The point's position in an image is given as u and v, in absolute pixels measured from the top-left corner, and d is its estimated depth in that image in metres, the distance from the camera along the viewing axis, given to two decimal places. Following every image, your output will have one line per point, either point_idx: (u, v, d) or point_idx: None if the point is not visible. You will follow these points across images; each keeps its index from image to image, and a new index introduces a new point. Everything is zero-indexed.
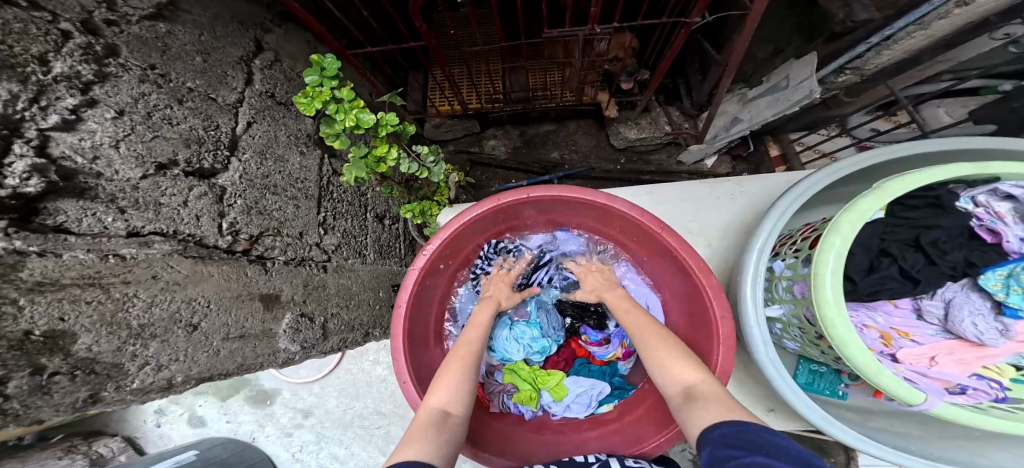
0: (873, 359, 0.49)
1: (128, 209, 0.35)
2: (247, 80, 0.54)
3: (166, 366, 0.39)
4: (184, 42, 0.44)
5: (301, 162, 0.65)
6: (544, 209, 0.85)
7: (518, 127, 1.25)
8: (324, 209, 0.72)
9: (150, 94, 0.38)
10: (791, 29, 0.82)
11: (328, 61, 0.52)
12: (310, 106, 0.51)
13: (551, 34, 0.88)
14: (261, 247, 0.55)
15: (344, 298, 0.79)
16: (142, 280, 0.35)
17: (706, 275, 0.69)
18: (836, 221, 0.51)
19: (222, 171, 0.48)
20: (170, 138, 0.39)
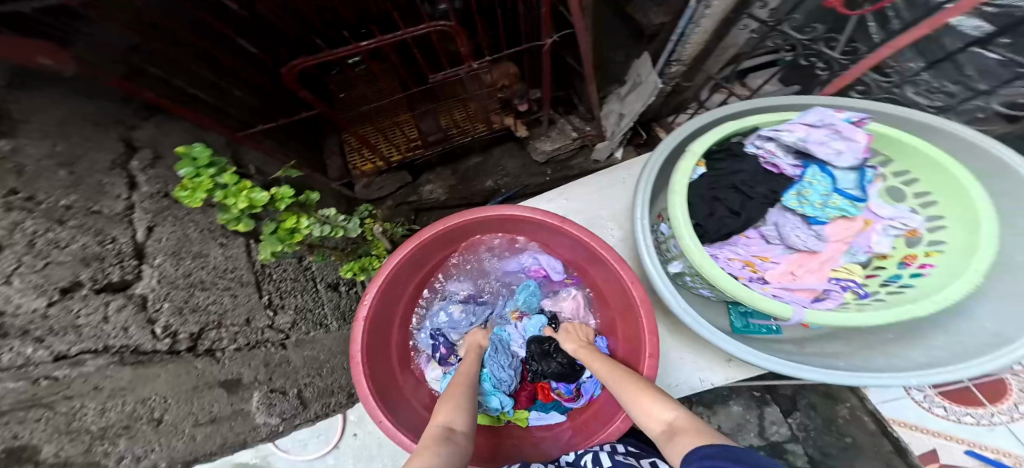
0: (737, 285, 0.60)
1: (46, 337, 0.33)
2: (131, 184, 0.46)
3: (144, 456, 0.46)
4: (43, 156, 0.35)
5: (224, 253, 0.61)
6: (468, 233, 0.93)
7: (450, 166, 1.30)
8: (267, 292, 0.71)
9: (25, 220, 0.31)
10: (631, 35, 1.03)
11: (197, 148, 0.44)
12: (193, 198, 0.42)
13: (437, 79, 0.95)
14: (205, 342, 0.57)
15: (313, 367, 0.86)
16: (84, 391, 0.37)
17: (608, 250, 0.82)
18: (675, 181, 0.65)
19: (137, 281, 0.44)
20: (65, 261, 0.35)
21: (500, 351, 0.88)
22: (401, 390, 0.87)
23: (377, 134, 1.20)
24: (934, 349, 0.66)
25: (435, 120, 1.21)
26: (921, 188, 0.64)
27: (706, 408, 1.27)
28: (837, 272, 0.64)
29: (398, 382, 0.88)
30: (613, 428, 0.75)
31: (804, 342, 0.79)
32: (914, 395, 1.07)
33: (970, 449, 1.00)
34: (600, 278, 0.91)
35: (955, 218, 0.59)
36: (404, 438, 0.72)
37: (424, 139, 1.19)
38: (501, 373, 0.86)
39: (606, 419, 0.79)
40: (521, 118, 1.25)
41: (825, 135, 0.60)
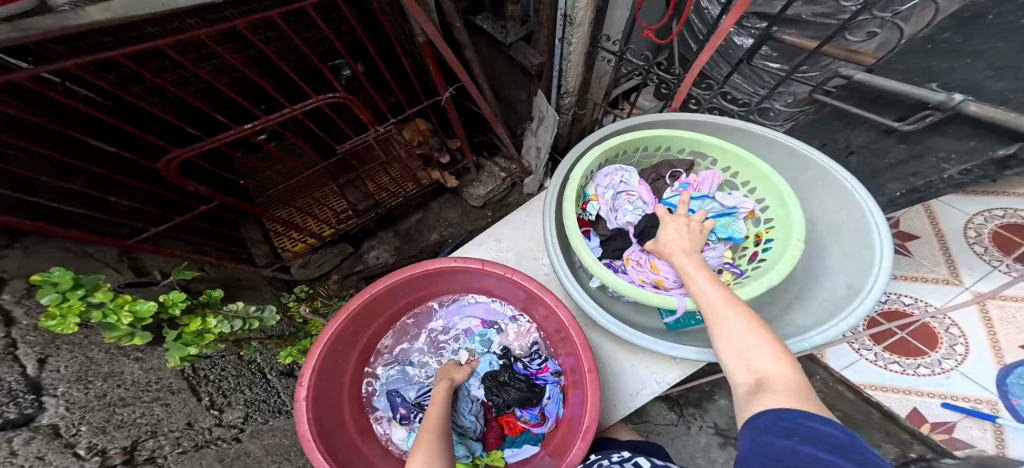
0: (631, 286, 0.66)
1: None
2: (6, 321, 0.50)
3: None
4: None
5: (142, 366, 0.66)
6: (402, 294, 0.90)
7: (390, 229, 1.40)
8: (204, 394, 0.76)
9: None
10: (521, 77, 1.15)
11: (56, 274, 0.50)
12: (64, 322, 0.47)
13: (347, 146, 1.05)
14: (141, 453, 0.58)
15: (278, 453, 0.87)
16: None
17: (529, 279, 0.81)
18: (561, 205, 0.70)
19: (37, 411, 0.48)
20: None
21: (461, 398, 0.85)
22: (365, 460, 0.80)
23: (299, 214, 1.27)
24: (815, 312, 0.69)
25: (364, 188, 1.31)
26: (743, 178, 0.80)
27: (696, 408, 1.26)
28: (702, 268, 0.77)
29: (361, 455, 0.81)
30: (577, 449, 0.68)
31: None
32: (869, 355, 1.05)
33: (944, 401, 0.96)
34: (532, 307, 0.88)
35: (772, 197, 0.76)
36: None
37: (355, 207, 1.27)
38: (465, 419, 0.83)
39: (570, 438, 0.75)
40: (447, 170, 1.34)
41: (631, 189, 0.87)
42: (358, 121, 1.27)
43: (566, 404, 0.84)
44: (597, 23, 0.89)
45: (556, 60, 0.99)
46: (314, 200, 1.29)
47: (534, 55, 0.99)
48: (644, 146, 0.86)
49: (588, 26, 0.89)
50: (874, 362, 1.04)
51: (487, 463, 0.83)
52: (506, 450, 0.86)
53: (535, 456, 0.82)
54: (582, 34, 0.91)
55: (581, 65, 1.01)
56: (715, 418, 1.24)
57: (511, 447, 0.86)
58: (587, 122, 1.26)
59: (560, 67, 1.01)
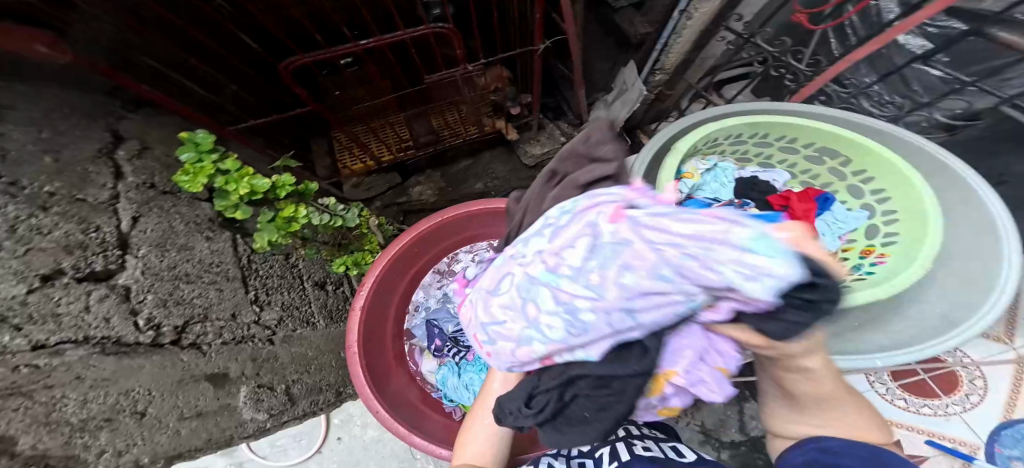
0: None
1: (24, 326, 0.41)
2: (116, 174, 0.57)
3: (126, 451, 0.54)
4: (26, 141, 0.44)
5: (210, 246, 0.76)
6: (460, 228, 0.99)
7: (439, 169, 1.38)
8: (253, 287, 0.87)
9: (8, 205, 0.40)
10: (613, 46, 1.13)
11: (200, 137, 0.62)
12: (193, 182, 0.60)
13: (433, 78, 1.14)
14: (190, 335, 0.69)
15: (302, 363, 1.00)
16: (65, 381, 0.45)
17: None
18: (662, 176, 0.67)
19: (120, 271, 0.56)
20: (48, 249, 0.45)
21: None
22: (397, 374, 0.94)
23: (369, 134, 1.26)
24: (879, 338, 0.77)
25: (427, 122, 1.28)
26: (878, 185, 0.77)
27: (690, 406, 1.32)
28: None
29: (392, 367, 0.94)
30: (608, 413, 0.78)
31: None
32: (880, 388, 1.02)
33: (929, 438, 0.96)
34: None
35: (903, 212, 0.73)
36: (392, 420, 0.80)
37: (415, 139, 1.28)
38: None
39: None
40: (511, 123, 1.33)
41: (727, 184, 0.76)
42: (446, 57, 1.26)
43: None
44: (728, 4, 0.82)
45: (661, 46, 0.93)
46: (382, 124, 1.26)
47: (644, 24, 0.94)
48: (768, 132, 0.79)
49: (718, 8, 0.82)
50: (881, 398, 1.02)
51: None
52: None
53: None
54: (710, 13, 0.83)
55: (692, 42, 0.92)
56: (703, 418, 1.30)
57: None
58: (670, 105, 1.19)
59: (665, 44, 0.92)
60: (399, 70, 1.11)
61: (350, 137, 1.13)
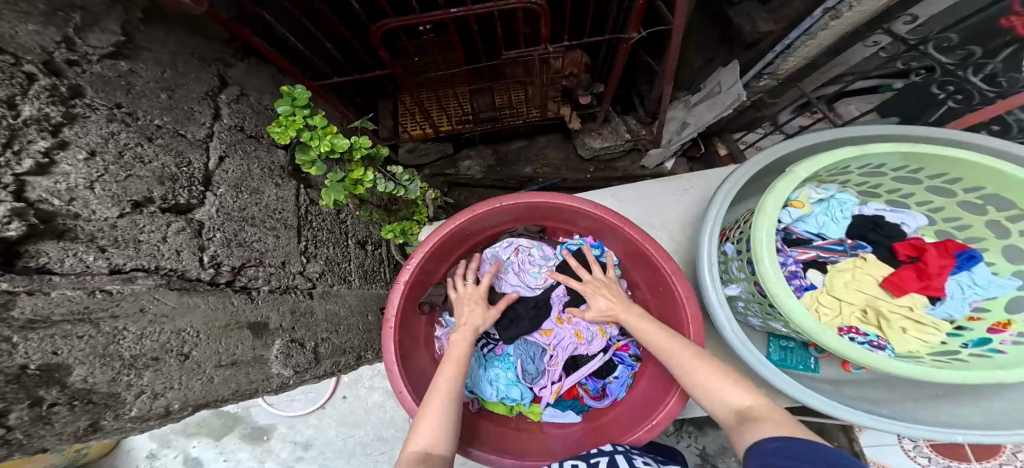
0: (808, 323, 0.60)
1: (107, 248, 0.52)
2: (214, 116, 0.75)
3: (161, 393, 0.56)
4: (147, 81, 0.62)
5: (277, 193, 0.88)
6: (518, 216, 0.93)
7: (491, 146, 1.58)
8: (305, 239, 0.95)
9: (118, 132, 0.54)
10: (716, 43, 1.16)
11: (298, 92, 0.58)
12: (284, 134, 0.57)
13: (512, 55, 1.12)
14: (243, 278, 0.74)
15: (333, 322, 0.99)
16: (129, 314, 0.52)
17: (666, 259, 0.79)
18: (763, 202, 0.62)
19: (199, 206, 0.68)
20: (144, 177, 0.57)
21: (529, 343, 0.92)
22: (422, 354, 0.88)
23: (434, 102, 1.40)
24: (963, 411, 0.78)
25: (491, 98, 1.39)
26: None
27: (695, 428, 1.29)
28: (864, 324, 0.66)
29: (418, 350, 0.87)
30: (637, 436, 0.75)
31: (842, 385, 0.92)
32: (906, 444, 1.20)
33: None
34: (640, 278, 0.91)
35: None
36: (408, 401, 0.72)
37: (476, 114, 1.37)
38: (529, 364, 0.89)
39: (628, 423, 0.80)
40: (577, 111, 1.42)
41: (841, 220, 0.70)
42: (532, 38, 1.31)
43: (630, 390, 0.88)
44: (879, 10, 0.85)
45: (781, 49, 0.99)
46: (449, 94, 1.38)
47: (766, 22, 0.97)
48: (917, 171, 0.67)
49: (854, 18, 0.86)
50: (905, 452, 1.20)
51: (525, 412, 0.89)
52: (546, 409, 0.90)
53: (573, 426, 0.87)
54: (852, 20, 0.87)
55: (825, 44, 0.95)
56: (705, 442, 1.27)
57: (554, 408, 0.90)
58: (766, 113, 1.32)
59: (792, 43, 0.96)
60: (478, 40, 1.11)
61: (416, 104, 1.22)
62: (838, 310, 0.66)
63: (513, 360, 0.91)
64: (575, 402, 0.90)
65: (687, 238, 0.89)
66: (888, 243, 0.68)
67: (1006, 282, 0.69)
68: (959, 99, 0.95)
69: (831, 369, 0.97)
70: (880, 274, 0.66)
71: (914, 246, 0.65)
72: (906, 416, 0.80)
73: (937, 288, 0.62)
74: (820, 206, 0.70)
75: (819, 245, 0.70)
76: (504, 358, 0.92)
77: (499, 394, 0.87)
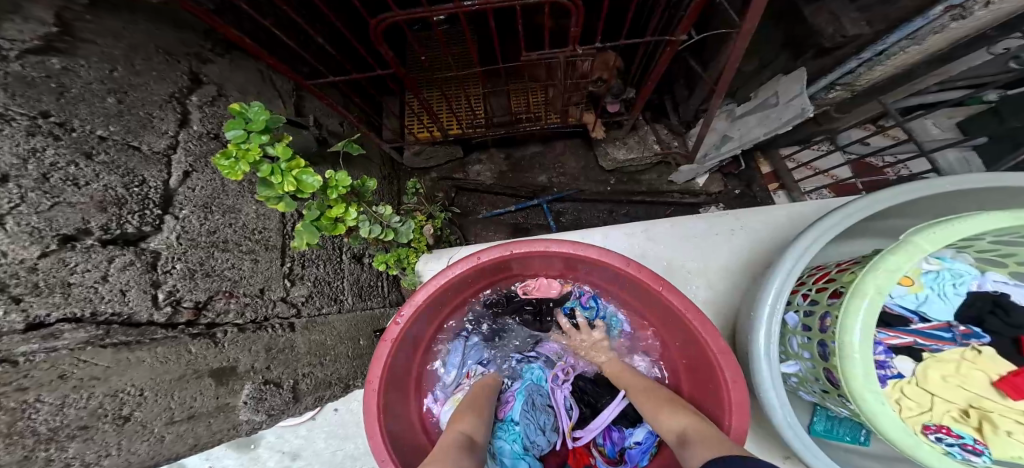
0: (898, 428, 0.48)
1: (22, 298, 0.40)
2: (181, 122, 0.64)
3: (97, 462, 0.49)
4: (88, 81, 0.50)
5: (258, 209, 0.77)
6: (530, 263, 0.79)
7: (504, 151, 1.44)
8: (290, 259, 0.84)
9: (44, 150, 0.42)
10: (780, 45, 1.03)
11: (252, 112, 0.47)
12: (232, 169, 0.44)
13: (531, 57, 0.97)
14: (210, 314, 0.64)
15: (318, 352, 0.89)
16: (45, 383, 0.41)
17: (714, 333, 0.62)
18: (860, 284, 0.47)
19: (153, 234, 0.56)
20: (77, 204, 0.46)
21: (537, 407, 0.79)
22: (409, 408, 0.77)
23: (443, 103, 1.27)
24: None
25: (507, 101, 1.26)
26: None
27: None
28: (958, 424, 0.52)
29: (407, 397, 0.77)
30: None
31: (898, 464, 0.78)
32: None
33: None
34: (670, 338, 0.77)
35: None
36: None
37: (489, 118, 1.23)
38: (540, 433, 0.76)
39: None
40: (601, 119, 1.27)
41: (952, 297, 0.55)
42: (559, 35, 1.18)
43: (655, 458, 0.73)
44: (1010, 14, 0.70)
45: (870, 56, 0.85)
46: (460, 93, 1.27)
47: (856, 23, 0.82)
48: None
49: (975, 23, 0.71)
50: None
51: None
52: None
53: None
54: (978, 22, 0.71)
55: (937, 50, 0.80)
56: None
57: None
58: (828, 130, 1.15)
59: (887, 49, 0.82)
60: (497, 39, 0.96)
61: (422, 105, 1.09)
62: (926, 404, 0.53)
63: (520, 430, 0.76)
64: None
65: (730, 291, 0.76)
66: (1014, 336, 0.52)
67: None
68: None
69: (883, 443, 0.83)
70: (997, 371, 0.50)
71: None
72: None
73: None
74: (930, 278, 0.56)
75: (918, 328, 0.56)
76: (509, 427, 0.77)
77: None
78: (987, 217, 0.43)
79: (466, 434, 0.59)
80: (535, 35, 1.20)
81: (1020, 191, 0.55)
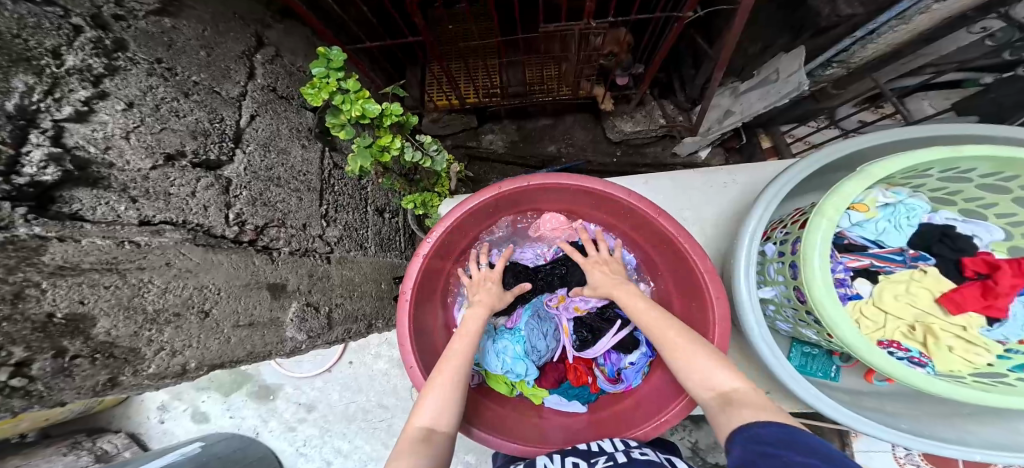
0: (852, 330, 0.57)
1: (138, 199, 0.49)
2: (249, 75, 0.71)
3: (181, 351, 0.55)
4: (188, 37, 0.58)
5: (303, 153, 0.85)
6: (541, 198, 0.89)
7: (516, 122, 1.52)
8: (326, 202, 0.92)
9: (156, 87, 0.51)
10: (780, 27, 1.10)
11: (334, 53, 0.56)
12: (316, 96, 0.56)
13: (550, 27, 1.04)
14: (266, 238, 0.73)
15: (349, 289, 0.98)
16: (155, 266, 0.50)
17: (703, 258, 0.73)
18: (823, 207, 0.57)
19: (227, 163, 0.64)
20: (177, 131, 0.54)
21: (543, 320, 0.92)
22: (434, 323, 0.87)
23: (462, 73, 1.35)
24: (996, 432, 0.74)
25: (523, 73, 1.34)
26: None
27: (692, 421, 1.31)
28: (907, 340, 0.64)
29: (434, 312, 0.88)
30: (642, 431, 0.74)
31: (860, 395, 0.89)
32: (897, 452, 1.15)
33: None
34: (666, 271, 0.87)
35: None
36: (419, 377, 0.72)
37: (505, 89, 1.31)
38: (541, 342, 0.89)
39: (641, 414, 0.78)
40: (611, 92, 1.36)
41: (906, 229, 0.63)
42: (575, 10, 1.25)
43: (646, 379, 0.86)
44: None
45: (863, 35, 0.91)
46: (480, 65, 1.35)
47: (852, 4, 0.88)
48: (1017, 178, 0.56)
49: (958, 3, 0.78)
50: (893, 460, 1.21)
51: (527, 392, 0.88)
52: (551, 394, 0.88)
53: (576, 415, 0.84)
54: (959, 3, 0.79)
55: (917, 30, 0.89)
56: (699, 435, 1.29)
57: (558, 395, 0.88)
58: (822, 107, 1.24)
59: (879, 27, 0.87)
60: (519, 11, 1.03)
61: (444, 73, 1.15)
62: (881, 323, 0.63)
63: (524, 336, 0.90)
64: (581, 391, 0.88)
65: (721, 235, 0.86)
66: (956, 258, 0.61)
67: None
68: None
69: (852, 378, 0.94)
70: (940, 289, 0.61)
71: (986, 262, 0.58)
72: (925, 431, 0.78)
73: (1002, 308, 0.57)
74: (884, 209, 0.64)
75: (875, 253, 0.66)
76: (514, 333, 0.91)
77: (505, 368, 0.86)
78: (927, 150, 0.53)
79: (427, 425, 0.61)
80: (552, 10, 1.28)
81: (978, 137, 0.64)
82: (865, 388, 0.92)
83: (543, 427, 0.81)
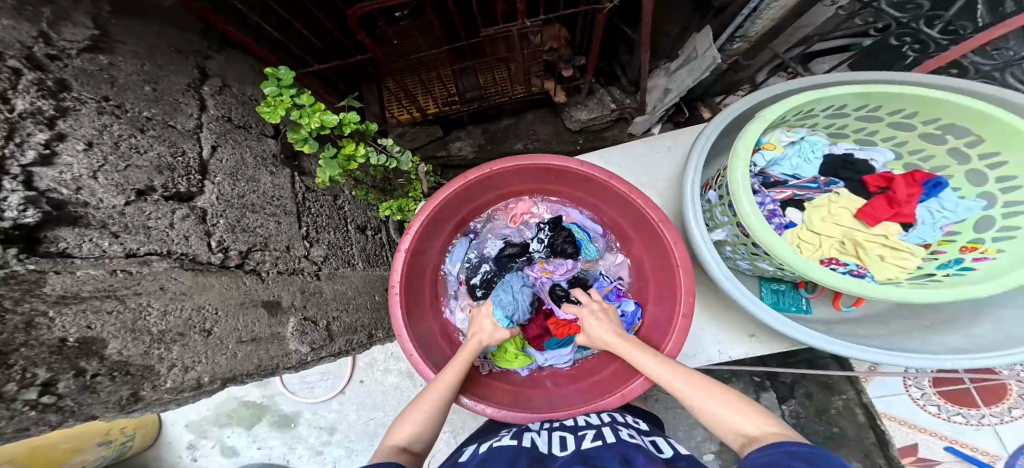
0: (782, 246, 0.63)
1: (119, 234, 0.55)
2: (201, 107, 0.79)
3: (192, 368, 0.61)
4: (128, 72, 0.63)
5: (273, 181, 0.94)
6: (506, 182, 0.96)
7: (480, 126, 1.60)
8: (305, 224, 1.00)
9: (112, 125, 0.57)
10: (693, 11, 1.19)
11: (281, 73, 0.65)
12: (272, 112, 0.65)
13: (489, 32, 1.12)
14: (252, 260, 0.80)
15: (343, 301, 1.06)
16: (151, 291, 0.56)
17: (655, 209, 0.81)
18: (737, 146, 0.65)
19: (198, 194, 0.72)
20: (143, 167, 0.61)
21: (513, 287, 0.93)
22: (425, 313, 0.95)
23: (419, 85, 1.45)
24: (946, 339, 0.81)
25: (475, 79, 1.42)
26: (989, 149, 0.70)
27: None
28: (843, 255, 0.69)
29: (425, 303, 0.96)
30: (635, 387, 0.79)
31: (835, 324, 0.95)
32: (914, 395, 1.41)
33: (950, 446, 1.36)
34: (633, 233, 0.94)
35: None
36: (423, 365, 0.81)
37: (462, 95, 1.41)
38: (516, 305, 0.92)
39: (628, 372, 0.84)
40: (561, 84, 1.44)
41: (814, 160, 0.73)
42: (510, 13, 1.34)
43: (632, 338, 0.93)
44: None
45: (749, 12, 0.99)
46: (434, 76, 1.44)
47: None
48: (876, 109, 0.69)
49: None
50: (916, 402, 1.41)
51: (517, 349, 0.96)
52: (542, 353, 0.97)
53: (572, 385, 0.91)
54: None
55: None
56: None
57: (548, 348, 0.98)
58: (744, 76, 1.36)
59: (757, 6, 0.97)
60: (456, 19, 1.10)
61: (399, 87, 1.22)
62: (817, 243, 0.69)
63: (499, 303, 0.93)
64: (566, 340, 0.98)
65: (673, 195, 0.93)
66: (859, 178, 0.71)
67: (973, 204, 0.73)
68: (916, 49, 1.10)
69: (825, 310, 0.99)
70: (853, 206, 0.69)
71: (883, 177, 0.69)
72: (895, 346, 0.82)
73: (908, 213, 0.65)
74: (792, 147, 0.73)
75: (794, 184, 0.74)
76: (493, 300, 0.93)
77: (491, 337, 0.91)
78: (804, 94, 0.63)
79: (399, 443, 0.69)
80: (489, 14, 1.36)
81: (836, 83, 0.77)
82: (838, 318, 0.97)
83: (542, 399, 0.89)
